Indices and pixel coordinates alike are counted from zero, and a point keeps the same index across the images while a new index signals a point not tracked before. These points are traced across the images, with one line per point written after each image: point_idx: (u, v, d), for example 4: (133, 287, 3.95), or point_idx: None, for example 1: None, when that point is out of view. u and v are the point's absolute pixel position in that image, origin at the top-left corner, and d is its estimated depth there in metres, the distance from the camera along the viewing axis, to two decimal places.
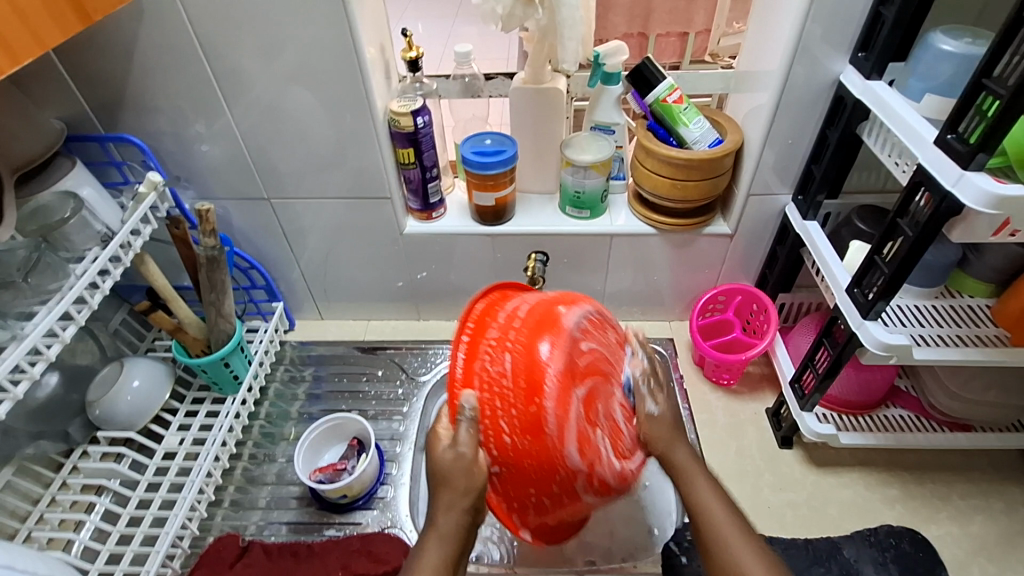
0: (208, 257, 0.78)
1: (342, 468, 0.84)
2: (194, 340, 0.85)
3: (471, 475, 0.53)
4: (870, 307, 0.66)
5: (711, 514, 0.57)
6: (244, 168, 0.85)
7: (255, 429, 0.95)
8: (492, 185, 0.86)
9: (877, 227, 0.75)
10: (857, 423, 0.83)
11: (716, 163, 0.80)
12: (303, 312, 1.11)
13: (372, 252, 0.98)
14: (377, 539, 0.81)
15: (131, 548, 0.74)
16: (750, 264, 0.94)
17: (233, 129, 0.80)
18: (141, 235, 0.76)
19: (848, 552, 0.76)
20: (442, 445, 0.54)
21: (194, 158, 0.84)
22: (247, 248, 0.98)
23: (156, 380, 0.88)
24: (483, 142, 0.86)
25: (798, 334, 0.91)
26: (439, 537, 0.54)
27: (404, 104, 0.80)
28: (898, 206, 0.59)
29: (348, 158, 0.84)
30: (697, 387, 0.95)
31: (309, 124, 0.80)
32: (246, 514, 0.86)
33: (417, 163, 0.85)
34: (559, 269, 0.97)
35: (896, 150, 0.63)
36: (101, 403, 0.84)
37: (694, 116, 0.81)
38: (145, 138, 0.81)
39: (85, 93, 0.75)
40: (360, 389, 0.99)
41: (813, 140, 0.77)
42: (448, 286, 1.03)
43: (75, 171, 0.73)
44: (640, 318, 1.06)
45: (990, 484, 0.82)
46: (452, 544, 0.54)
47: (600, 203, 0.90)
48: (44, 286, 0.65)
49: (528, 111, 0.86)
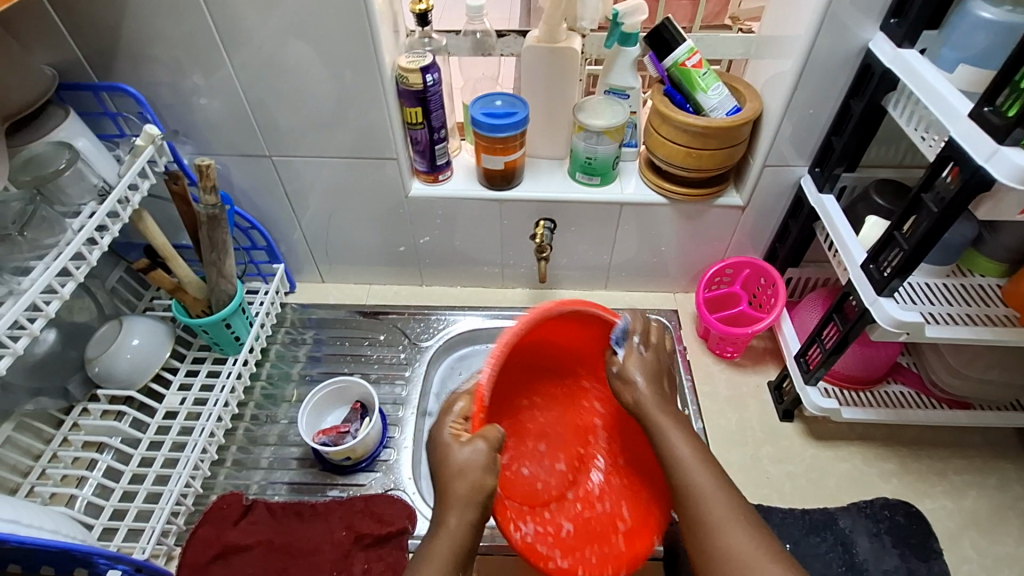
0: (208, 215, 0.76)
1: (345, 431, 0.84)
2: (194, 300, 0.84)
3: (479, 478, 0.61)
4: (885, 283, 0.64)
5: (713, 512, 0.56)
6: (244, 124, 0.82)
7: (256, 391, 0.95)
8: (501, 149, 0.83)
9: (896, 202, 0.73)
10: (858, 398, 0.84)
11: (733, 132, 0.78)
12: (304, 275, 1.09)
13: (373, 215, 0.95)
14: (380, 499, 0.81)
15: (135, 505, 0.75)
16: (760, 236, 0.93)
17: (233, 81, 0.77)
18: (140, 190, 0.74)
19: (844, 522, 0.77)
20: (456, 445, 0.62)
21: (192, 111, 0.80)
22: (246, 207, 0.95)
23: (155, 340, 0.87)
24: (494, 104, 0.83)
25: (805, 308, 0.91)
26: (449, 541, 0.59)
27: (413, 60, 0.77)
28: (923, 181, 0.58)
29: (349, 115, 0.81)
30: (700, 359, 0.96)
31: (310, 78, 0.76)
32: (249, 473, 0.85)
33: (424, 123, 0.82)
34: (565, 237, 0.96)
35: (925, 123, 0.61)
36: (101, 361, 0.83)
37: (713, 82, 0.78)
38: (141, 88, 0.77)
39: (77, 39, 0.71)
40: (362, 352, 0.99)
41: (835, 110, 0.75)
42: (449, 251, 1.01)
43: (69, 120, 0.70)
44: (647, 289, 1.05)
45: (987, 460, 0.82)
46: (459, 549, 0.59)
47: (611, 170, 0.88)
48: (41, 240, 0.63)
49: (540, 70, 0.83)
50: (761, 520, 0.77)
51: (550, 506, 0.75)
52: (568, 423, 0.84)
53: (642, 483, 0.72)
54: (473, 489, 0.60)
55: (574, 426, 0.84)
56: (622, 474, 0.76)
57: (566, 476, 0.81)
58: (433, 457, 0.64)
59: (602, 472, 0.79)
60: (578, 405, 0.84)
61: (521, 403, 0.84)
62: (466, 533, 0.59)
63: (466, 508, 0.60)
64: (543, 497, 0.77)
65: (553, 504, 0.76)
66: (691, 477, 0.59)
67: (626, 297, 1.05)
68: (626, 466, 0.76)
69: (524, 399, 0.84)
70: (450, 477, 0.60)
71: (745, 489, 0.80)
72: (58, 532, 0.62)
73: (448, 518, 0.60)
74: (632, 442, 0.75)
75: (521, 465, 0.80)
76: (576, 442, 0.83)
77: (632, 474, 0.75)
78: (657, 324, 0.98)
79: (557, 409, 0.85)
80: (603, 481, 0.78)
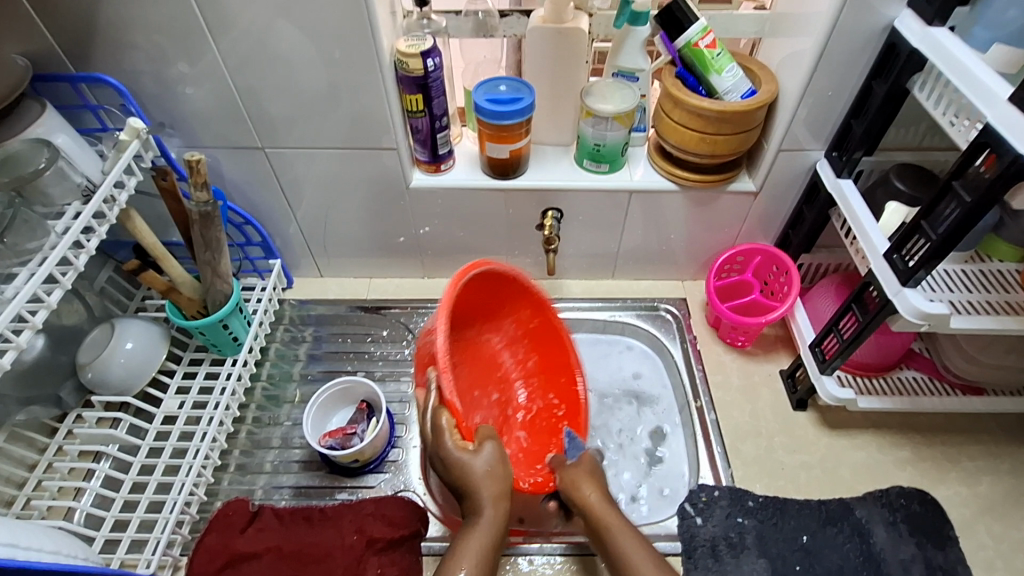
0: (201, 213, 0.72)
1: (351, 433, 0.81)
2: (189, 301, 0.80)
3: (500, 470, 0.66)
4: (910, 275, 0.62)
5: None
6: (233, 114, 0.78)
7: (257, 391, 0.92)
8: (505, 137, 0.80)
9: (918, 187, 0.70)
10: (872, 385, 0.83)
11: (748, 117, 0.74)
12: (301, 270, 1.05)
13: (374, 207, 0.92)
14: (390, 502, 0.79)
15: (137, 516, 0.72)
16: (772, 222, 0.90)
17: (219, 68, 0.72)
18: (127, 187, 0.69)
19: (860, 512, 0.77)
20: (467, 455, 0.66)
21: (177, 101, 0.76)
22: (239, 201, 0.91)
23: (150, 343, 0.84)
24: (497, 89, 0.79)
25: (818, 296, 0.89)
26: (483, 535, 0.63)
27: (412, 44, 0.73)
28: (955, 169, 0.55)
29: (342, 101, 0.76)
30: (711, 348, 0.94)
31: (301, 63, 0.72)
32: (252, 478, 0.83)
33: (425, 111, 0.78)
34: (572, 227, 0.93)
35: (955, 107, 0.59)
36: (93, 367, 0.80)
37: (728, 63, 0.75)
38: (122, 78, 0.73)
39: (50, 25, 0.66)
40: (365, 349, 0.96)
41: (855, 92, 0.71)
42: (450, 242, 0.98)
43: (46, 115, 0.65)
44: (654, 278, 1.03)
45: (1000, 446, 0.82)
46: (494, 542, 0.63)
47: (620, 156, 0.84)
48: (22, 245, 0.60)
49: (546, 52, 0.79)
50: (778, 512, 0.77)
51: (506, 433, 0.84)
52: (474, 359, 0.85)
53: (556, 376, 0.83)
54: (502, 485, 0.65)
55: (478, 361, 0.86)
56: (535, 376, 0.85)
57: (501, 403, 0.86)
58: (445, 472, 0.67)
59: (521, 383, 0.87)
60: (474, 343, 0.85)
61: None
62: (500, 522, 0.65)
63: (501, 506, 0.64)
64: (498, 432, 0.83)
65: (505, 428, 0.84)
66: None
67: (634, 286, 1.03)
68: (535, 369, 0.85)
69: None
70: (477, 482, 0.64)
71: (760, 481, 0.80)
72: (59, 553, 0.59)
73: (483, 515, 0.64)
74: (549, 355, 0.83)
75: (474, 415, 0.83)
76: (490, 370, 0.87)
77: (544, 373, 0.84)
78: (667, 313, 0.97)
79: (466, 358, 0.84)
80: (525, 389, 0.86)
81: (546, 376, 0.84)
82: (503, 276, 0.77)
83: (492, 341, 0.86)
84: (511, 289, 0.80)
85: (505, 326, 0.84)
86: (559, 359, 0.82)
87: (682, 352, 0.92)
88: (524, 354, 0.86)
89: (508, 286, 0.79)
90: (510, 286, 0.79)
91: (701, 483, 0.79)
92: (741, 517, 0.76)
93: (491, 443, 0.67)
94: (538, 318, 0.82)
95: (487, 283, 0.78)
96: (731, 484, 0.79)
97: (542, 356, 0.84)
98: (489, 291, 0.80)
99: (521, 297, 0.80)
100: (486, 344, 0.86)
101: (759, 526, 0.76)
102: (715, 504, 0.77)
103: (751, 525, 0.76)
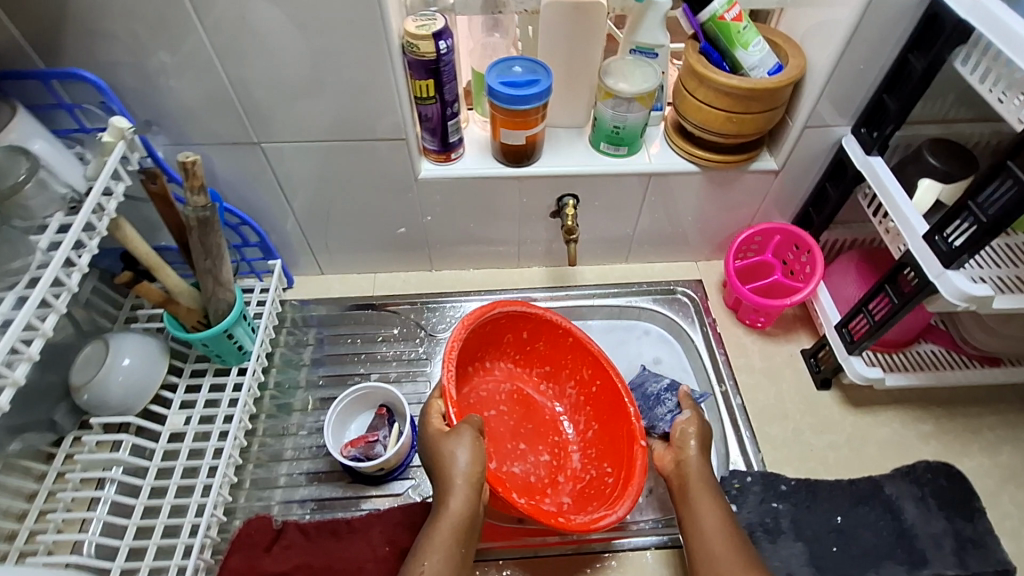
0: (199, 219, 0.65)
1: (373, 441, 0.78)
2: (189, 312, 0.75)
3: (474, 455, 0.66)
4: (953, 257, 0.61)
5: None
6: (225, 106, 0.71)
7: (266, 400, 0.87)
8: (522, 122, 0.75)
9: (951, 163, 0.68)
10: (892, 361, 0.83)
11: (777, 94, 0.71)
12: (300, 268, 1.00)
13: (379, 202, 0.87)
14: (419, 509, 0.77)
15: (154, 544, 0.68)
16: (791, 201, 0.88)
17: (206, 56, 0.65)
18: (114, 195, 0.63)
19: (890, 489, 0.78)
20: (444, 437, 0.68)
21: (162, 94, 0.68)
22: (232, 200, 0.84)
23: (149, 358, 0.78)
24: (512, 71, 0.74)
25: (838, 274, 0.88)
26: (450, 520, 0.63)
27: (422, 24, 0.67)
28: (1013, 148, 0.53)
29: (344, 89, 0.70)
30: (731, 331, 0.93)
31: (299, 49, 0.65)
32: (270, 493, 0.80)
33: (436, 97, 0.73)
34: (588, 213, 0.89)
35: (1006, 82, 0.57)
36: (89, 388, 0.74)
37: (754, 37, 0.71)
38: (97, 71, 0.65)
39: (10, 13, 0.58)
40: (376, 350, 0.92)
41: (889, 64, 0.69)
42: (459, 233, 0.93)
43: (18, 117, 0.58)
44: (668, 260, 1.01)
45: (1018, 415, 0.83)
46: (461, 524, 0.63)
47: (639, 138, 0.80)
48: (8, 265, 0.54)
49: (562, 27, 0.73)
50: (810, 495, 0.77)
51: (548, 493, 0.79)
52: (533, 418, 0.85)
53: (614, 441, 0.79)
54: (472, 470, 0.65)
55: (538, 427, 0.85)
56: (594, 444, 0.83)
57: (551, 464, 0.82)
58: (429, 457, 0.69)
59: (577, 450, 0.83)
60: (533, 400, 0.87)
61: (487, 413, 0.84)
62: (466, 511, 0.64)
63: (468, 493, 0.64)
64: (536, 489, 0.80)
65: (550, 490, 0.80)
66: (719, 548, 0.63)
67: (648, 269, 1.01)
68: (596, 438, 0.83)
69: (489, 410, 0.84)
70: (444, 461, 0.66)
71: (791, 465, 0.80)
72: None
73: (452, 501, 0.64)
74: (609, 418, 0.81)
75: (512, 468, 0.80)
76: (548, 433, 0.85)
77: (604, 441, 0.81)
78: (684, 296, 0.95)
79: (521, 411, 0.86)
80: (581, 457, 0.83)
81: (606, 444, 0.81)
82: (547, 325, 0.83)
83: (555, 406, 0.86)
84: (560, 342, 0.84)
85: (566, 389, 0.86)
86: (617, 420, 0.80)
87: (702, 337, 0.91)
88: (586, 422, 0.85)
89: (556, 338, 0.84)
90: (560, 337, 0.83)
91: (732, 469, 0.79)
92: (775, 502, 0.77)
93: (468, 425, 0.68)
94: (598, 379, 0.82)
95: (533, 331, 0.84)
96: (762, 469, 0.79)
97: (604, 422, 0.82)
98: (542, 341, 0.85)
99: (575, 352, 0.83)
100: (549, 409, 0.86)
101: (794, 510, 0.76)
102: (749, 490, 0.77)
103: (785, 510, 0.76)
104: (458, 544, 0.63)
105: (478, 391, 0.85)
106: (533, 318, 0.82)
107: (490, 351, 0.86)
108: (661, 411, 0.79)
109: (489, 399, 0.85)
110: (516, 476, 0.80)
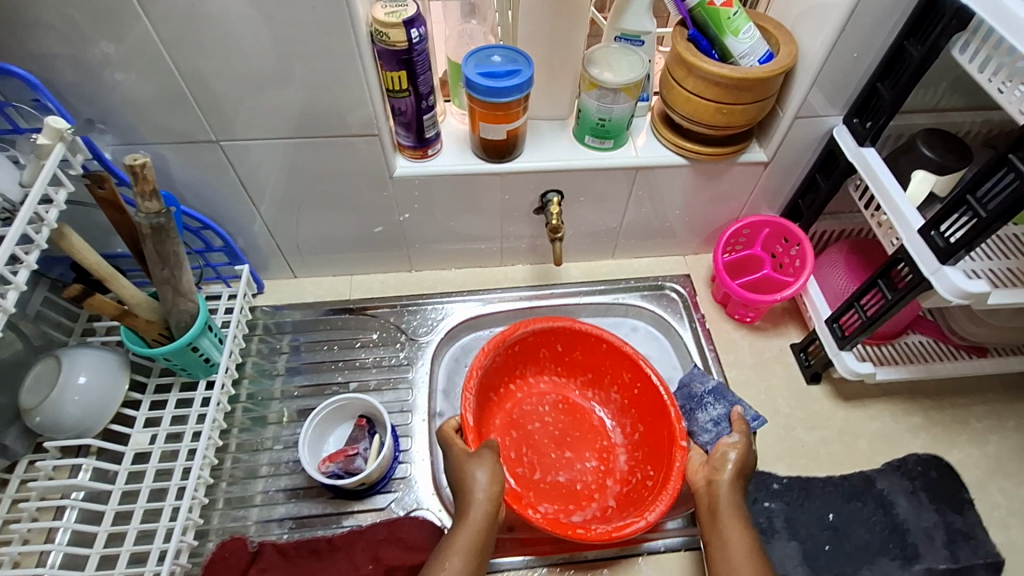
0: (152, 226, 0.60)
1: (353, 454, 0.75)
2: (148, 323, 0.69)
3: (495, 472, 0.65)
4: (949, 252, 0.59)
5: None
6: (178, 102, 0.65)
7: (238, 413, 0.83)
8: (502, 116, 0.70)
9: (946, 154, 0.66)
10: (881, 353, 0.83)
11: (769, 84, 0.68)
12: (271, 272, 0.94)
13: (354, 200, 0.82)
14: (404, 524, 0.74)
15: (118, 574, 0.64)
16: (780, 192, 0.86)
17: (154, 47, 0.59)
18: (55, 203, 0.57)
19: (881, 484, 0.77)
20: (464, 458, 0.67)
21: (106, 88, 0.62)
22: (192, 202, 0.79)
23: (107, 374, 0.73)
24: (491, 60, 0.69)
25: (828, 266, 0.87)
26: (467, 533, 0.61)
27: (392, 11, 0.62)
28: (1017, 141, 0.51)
29: (313, 83, 0.65)
30: (720, 326, 0.91)
31: (260, 40, 0.60)
32: (246, 511, 0.76)
33: (410, 90, 0.68)
34: (573, 208, 0.86)
35: (1006, 71, 0.55)
36: (41, 412, 0.68)
37: (744, 23, 0.68)
38: (30, 63, 0.59)
39: None
40: (354, 357, 0.88)
41: (883, 51, 0.66)
42: (438, 231, 0.89)
43: None
44: (655, 255, 0.98)
45: (1003, 403, 0.84)
46: (477, 542, 0.61)
47: (625, 131, 0.77)
48: None
49: (543, 14, 0.69)
50: (803, 492, 0.76)
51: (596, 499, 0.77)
52: (579, 425, 0.83)
53: (658, 443, 0.76)
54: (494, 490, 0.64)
55: (582, 430, 0.83)
56: (640, 447, 0.80)
57: (599, 470, 0.80)
58: (451, 474, 0.68)
59: (624, 453, 0.81)
60: (580, 407, 0.85)
61: (529, 425, 0.82)
62: (484, 525, 0.62)
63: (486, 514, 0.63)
64: (583, 496, 0.77)
65: (597, 496, 0.78)
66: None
67: (635, 265, 0.98)
68: (642, 441, 0.80)
69: (533, 421, 0.83)
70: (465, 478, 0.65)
71: (782, 461, 0.78)
72: None
73: (471, 518, 0.62)
74: (653, 421, 0.78)
75: (557, 477, 0.78)
76: (596, 438, 0.82)
77: (649, 444, 0.79)
78: (673, 292, 0.93)
79: (567, 419, 0.84)
80: (629, 460, 0.80)
81: (651, 446, 0.78)
82: (580, 335, 0.81)
83: (602, 413, 0.84)
84: (596, 350, 0.82)
85: (610, 395, 0.84)
86: (660, 423, 0.77)
87: (691, 333, 0.89)
88: (632, 425, 0.82)
89: (591, 347, 0.82)
90: (594, 343, 0.81)
91: None
92: (768, 501, 0.75)
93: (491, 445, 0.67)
94: (639, 381, 0.80)
95: (568, 342, 0.82)
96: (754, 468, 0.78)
97: (648, 424, 0.79)
98: (579, 350, 0.83)
99: (613, 357, 0.81)
100: (593, 414, 0.84)
101: (787, 508, 0.75)
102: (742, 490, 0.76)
103: (778, 509, 0.75)
104: (473, 563, 0.60)
105: (521, 405, 0.84)
106: (566, 330, 0.81)
107: (528, 366, 0.84)
108: (704, 417, 0.76)
109: (530, 412, 0.83)
110: (562, 484, 0.78)
